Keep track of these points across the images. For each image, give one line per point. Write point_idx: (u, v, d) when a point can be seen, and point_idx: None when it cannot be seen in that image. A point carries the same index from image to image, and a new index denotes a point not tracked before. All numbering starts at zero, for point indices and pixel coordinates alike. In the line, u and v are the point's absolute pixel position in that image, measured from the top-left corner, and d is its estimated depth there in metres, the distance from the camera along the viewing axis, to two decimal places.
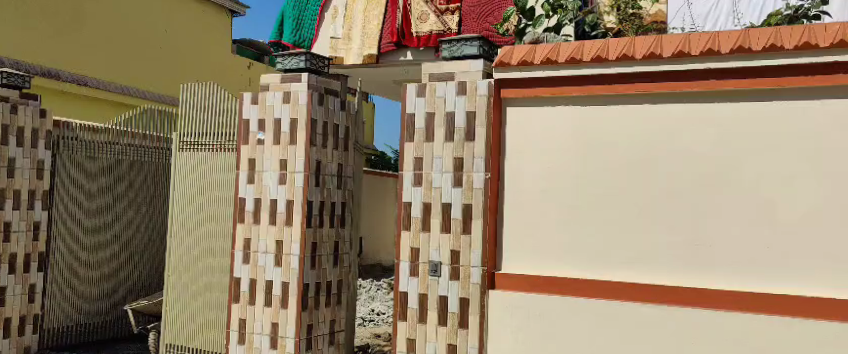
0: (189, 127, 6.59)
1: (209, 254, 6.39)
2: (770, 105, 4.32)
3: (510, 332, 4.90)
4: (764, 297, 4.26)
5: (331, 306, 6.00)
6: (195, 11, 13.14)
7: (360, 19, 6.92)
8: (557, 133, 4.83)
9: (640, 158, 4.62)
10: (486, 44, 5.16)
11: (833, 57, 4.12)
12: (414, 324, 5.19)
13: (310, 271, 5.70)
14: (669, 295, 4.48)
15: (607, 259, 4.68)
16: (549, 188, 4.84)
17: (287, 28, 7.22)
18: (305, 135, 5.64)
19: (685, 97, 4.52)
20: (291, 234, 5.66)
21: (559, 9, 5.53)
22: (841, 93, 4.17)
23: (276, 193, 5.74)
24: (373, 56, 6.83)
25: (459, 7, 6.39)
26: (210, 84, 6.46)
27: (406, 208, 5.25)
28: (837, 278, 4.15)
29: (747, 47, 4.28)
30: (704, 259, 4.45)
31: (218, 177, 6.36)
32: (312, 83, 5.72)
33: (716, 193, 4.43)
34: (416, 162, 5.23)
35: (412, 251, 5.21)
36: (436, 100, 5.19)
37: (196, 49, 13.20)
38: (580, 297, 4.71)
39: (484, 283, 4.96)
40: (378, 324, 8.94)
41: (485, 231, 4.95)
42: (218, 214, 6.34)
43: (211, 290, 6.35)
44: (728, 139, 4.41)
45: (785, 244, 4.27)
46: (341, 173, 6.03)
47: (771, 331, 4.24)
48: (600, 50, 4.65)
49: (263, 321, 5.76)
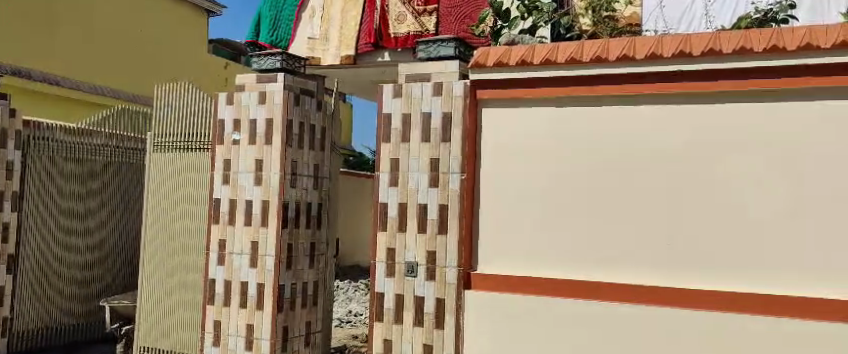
0: (163, 127, 6.55)
1: (182, 255, 6.34)
2: (743, 107, 4.37)
3: (488, 331, 4.92)
4: (750, 297, 4.30)
5: (308, 307, 5.98)
6: (173, 11, 13.02)
7: (337, 19, 6.87)
8: (536, 134, 4.85)
9: (617, 159, 4.65)
10: (461, 45, 5.20)
11: (800, 60, 4.18)
12: (391, 325, 5.19)
13: (286, 272, 5.68)
14: (649, 294, 4.52)
15: (584, 259, 4.71)
16: (526, 189, 4.86)
17: (263, 27, 7.07)
18: (281, 135, 5.63)
19: (659, 99, 4.56)
20: (267, 235, 5.64)
21: (534, 10, 5.57)
22: (812, 95, 4.24)
23: (252, 193, 5.71)
24: (350, 57, 6.76)
25: (436, 8, 6.42)
26: (184, 84, 6.42)
27: (382, 209, 5.25)
28: (814, 278, 4.21)
29: (718, 49, 4.33)
30: (679, 259, 4.49)
31: (193, 178, 6.33)
32: (288, 84, 5.71)
33: (691, 193, 4.48)
34: (392, 163, 5.23)
35: (388, 251, 5.22)
36: (413, 100, 5.20)
37: (171, 50, 13.08)
38: (558, 297, 4.73)
39: (460, 283, 4.97)
40: (355, 325, 8.93)
41: (461, 232, 4.97)
42: (193, 215, 6.31)
43: (184, 292, 6.31)
44: (702, 140, 4.46)
45: (759, 244, 4.33)
46: (317, 174, 6.02)
47: (747, 331, 4.29)
48: (575, 52, 4.68)
49: (238, 323, 5.73)
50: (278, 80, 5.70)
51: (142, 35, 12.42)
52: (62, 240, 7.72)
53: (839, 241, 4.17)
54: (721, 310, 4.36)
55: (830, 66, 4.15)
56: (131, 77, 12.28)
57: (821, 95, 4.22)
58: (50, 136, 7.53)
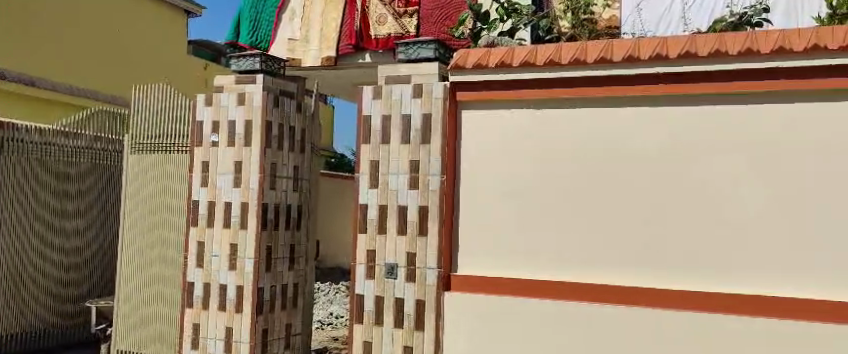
0: (140, 129, 6.50)
1: (160, 257, 6.31)
2: (719, 109, 4.42)
3: (467, 333, 4.93)
4: (723, 297, 4.35)
5: (287, 309, 5.96)
6: (152, 12, 12.93)
7: (318, 20, 6.87)
8: (515, 135, 4.87)
9: (595, 160, 4.67)
10: (441, 47, 5.21)
11: (774, 63, 4.23)
12: (371, 327, 5.19)
13: (265, 274, 5.66)
14: (625, 295, 4.55)
15: (562, 260, 4.73)
16: (505, 190, 4.88)
17: (243, 27, 6.94)
18: (260, 137, 5.61)
19: (636, 101, 4.60)
20: (246, 238, 5.62)
21: (514, 13, 5.61)
22: (787, 98, 4.29)
23: (230, 196, 5.69)
24: (331, 58, 6.74)
25: (417, 9, 6.42)
26: (162, 86, 6.39)
27: (361, 211, 5.25)
28: (787, 278, 4.26)
29: (694, 52, 4.38)
30: (655, 259, 4.53)
31: (171, 180, 6.29)
32: (267, 85, 5.70)
33: (668, 195, 4.51)
34: (372, 165, 5.23)
35: (367, 254, 5.21)
36: (392, 102, 5.20)
37: (149, 50, 12.99)
38: (537, 298, 4.75)
39: (440, 285, 4.98)
40: (335, 327, 8.92)
41: (441, 234, 4.98)
42: (171, 217, 6.28)
43: (163, 295, 6.27)
44: (678, 142, 4.50)
45: (735, 244, 4.37)
46: (297, 176, 6.00)
47: (723, 331, 4.33)
48: (553, 54, 4.71)
49: (216, 326, 5.70)
50: (257, 81, 5.69)
51: (120, 35, 12.32)
52: (40, 244, 7.64)
53: (812, 242, 4.22)
54: (696, 310, 4.40)
55: (804, 69, 4.20)
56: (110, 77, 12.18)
57: (795, 97, 4.27)
58: (27, 138, 7.43)
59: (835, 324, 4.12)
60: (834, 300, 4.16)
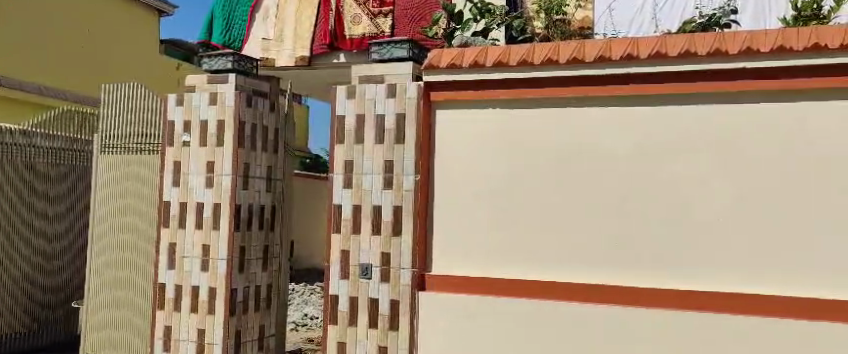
0: (110, 129, 6.43)
1: (130, 259, 6.24)
2: (686, 109, 4.47)
3: (440, 333, 4.94)
4: (696, 294, 4.40)
5: (261, 311, 5.92)
6: (125, 11, 12.72)
7: (292, 20, 6.81)
8: (488, 135, 4.89)
9: (566, 160, 4.70)
10: (415, 47, 5.24)
11: (741, 63, 4.29)
12: (345, 327, 5.17)
13: (238, 276, 5.62)
14: (596, 294, 4.59)
15: (534, 259, 4.75)
16: (480, 189, 4.89)
17: (216, 27, 6.87)
18: (232, 136, 5.57)
19: (606, 101, 4.64)
20: (219, 238, 5.57)
21: (487, 13, 5.62)
22: (755, 98, 4.34)
23: (202, 196, 5.64)
24: (305, 58, 6.71)
25: (392, 10, 6.44)
26: (133, 85, 6.32)
27: (336, 210, 5.23)
28: (758, 275, 4.32)
29: (664, 52, 4.42)
30: (625, 258, 4.57)
31: (142, 180, 6.23)
32: (239, 84, 5.68)
33: (639, 194, 4.56)
34: (346, 165, 5.21)
35: (342, 253, 5.20)
36: (366, 101, 5.19)
37: (120, 50, 12.69)
38: (513, 297, 4.77)
39: (414, 284, 4.98)
40: (309, 328, 8.89)
41: (415, 233, 4.98)
42: (142, 218, 6.20)
43: (134, 296, 6.20)
44: (649, 141, 4.54)
45: (703, 242, 4.43)
46: (270, 176, 5.96)
47: (695, 328, 4.38)
48: (526, 54, 4.73)
49: (188, 327, 5.65)
50: (229, 80, 5.68)
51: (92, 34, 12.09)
52: (18, 248, 7.41)
53: (783, 239, 4.28)
54: (669, 307, 4.45)
55: (772, 70, 4.26)
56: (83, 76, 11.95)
57: (764, 98, 4.33)
58: (8, 139, 7.19)
59: (805, 320, 4.18)
60: (805, 296, 4.22)
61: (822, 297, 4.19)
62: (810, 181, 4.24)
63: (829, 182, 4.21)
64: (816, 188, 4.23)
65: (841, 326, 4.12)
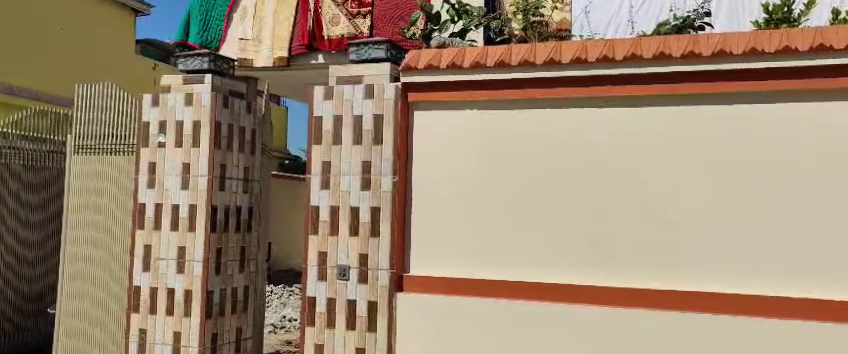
0: (84, 130, 6.36)
1: (105, 262, 6.18)
2: (661, 110, 4.51)
3: (418, 332, 4.94)
4: (663, 294, 4.45)
5: (238, 313, 5.89)
6: (106, 13, 12.51)
7: (270, 20, 6.76)
8: (464, 136, 4.89)
9: (544, 161, 4.73)
10: (392, 48, 5.24)
11: (715, 65, 4.33)
12: (323, 330, 5.15)
13: (215, 277, 5.58)
14: (572, 294, 4.61)
15: (512, 260, 4.77)
16: (457, 190, 4.89)
17: (193, 27, 6.84)
18: (209, 137, 5.53)
19: (582, 102, 4.66)
20: (195, 240, 5.53)
21: (464, 14, 5.60)
22: (728, 99, 4.39)
23: (178, 197, 5.59)
24: (284, 58, 6.66)
25: (370, 10, 6.45)
26: (110, 85, 6.26)
27: (313, 211, 5.21)
28: (732, 275, 4.36)
29: (639, 54, 4.45)
30: (602, 258, 4.60)
31: (116, 182, 6.15)
32: (215, 85, 5.66)
33: (614, 194, 4.59)
34: (324, 166, 5.20)
35: (319, 255, 5.18)
36: (344, 102, 5.18)
37: (94, 50, 12.28)
38: (478, 297, 4.80)
39: (392, 286, 4.98)
40: (288, 331, 8.84)
41: (393, 233, 4.97)
42: (116, 220, 6.14)
43: (109, 297, 6.13)
44: (624, 142, 4.57)
45: (678, 242, 4.47)
46: (247, 177, 5.93)
47: (668, 328, 4.42)
48: (503, 55, 4.74)
49: (164, 330, 5.60)
50: (205, 81, 5.65)
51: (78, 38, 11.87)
52: None
53: (754, 239, 4.34)
54: (636, 306, 4.49)
55: (743, 72, 4.30)
56: (68, 80, 11.73)
57: (737, 99, 4.37)
58: None
59: (777, 319, 4.24)
60: (776, 295, 4.27)
61: (792, 296, 4.24)
62: (781, 181, 4.29)
63: (799, 182, 4.26)
64: (787, 188, 4.28)
65: (811, 325, 4.18)
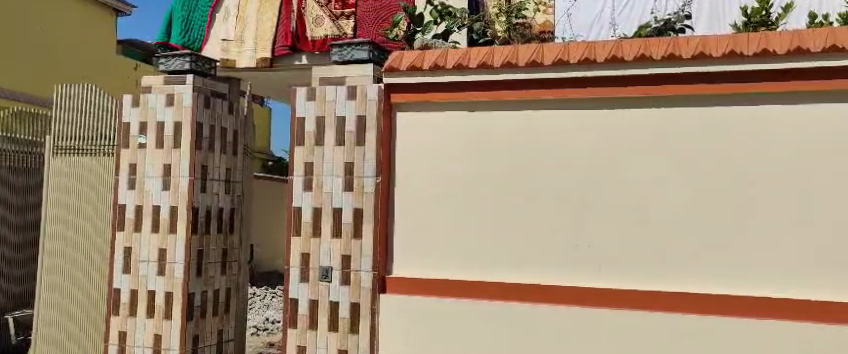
0: (63, 131, 6.30)
1: (85, 264, 6.13)
2: (642, 112, 4.53)
3: (400, 335, 4.93)
4: (632, 294, 4.49)
5: (219, 315, 5.85)
6: (86, 12, 12.38)
7: (253, 20, 6.69)
8: (444, 136, 4.90)
9: (526, 163, 4.73)
10: (376, 49, 5.22)
11: (696, 67, 4.35)
12: (305, 332, 5.13)
13: (196, 280, 5.54)
14: (553, 295, 4.62)
15: (494, 261, 4.78)
16: (440, 192, 4.89)
17: (175, 27, 6.83)
18: (190, 138, 5.50)
19: (563, 104, 4.67)
20: (176, 242, 5.49)
21: (447, 16, 5.60)
22: (706, 100, 4.42)
23: (159, 199, 5.55)
24: (267, 59, 6.58)
25: (354, 12, 6.47)
26: (91, 86, 6.21)
27: (296, 213, 5.19)
28: (713, 276, 4.39)
29: (620, 56, 4.46)
30: (583, 259, 4.61)
31: (96, 184, 6.10)
32: (197, 86, 5.60)
33: (596, 196, 4.60)
34: (306, 167, 5.18)
35: (302, 257, 5.16)
36: (327, 103, 5.16)
37: (73, 50, 12.13)
38: (441, 296, 4.84)
39: (374, 287, 4.96)
40: (271, 333, 8.80)
41: (375, 235, 4.96)
42: (96, 222, 6.08)
43: (89, 300, 6.07)
44: (605, 144, 4.59)
45: (659, 243, 4.49)
46: (229, 178, 5.91)
47: (642, 327, 4.45)
48: (486, 57, 4.75)
49: (145, 333, 5.55)
50: (186, 81, 5.60)
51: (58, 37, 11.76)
52: None
53: (731, 239, 4.37)
54: (606, 306, 4.53)
55: (722, 74, 4.33)
56: (49, 81, 11.60)
57: (715, 100, 4.40)
58: None
59: (756, 319, 4.26)
60: (750, 294, 4.30)
61: (767, 296, 4.27)
62: (756, 181, 4.33)
63: (774, 182, 4.30)
64: (762, 188, 4.32)
65: (786, 324, 4.21)
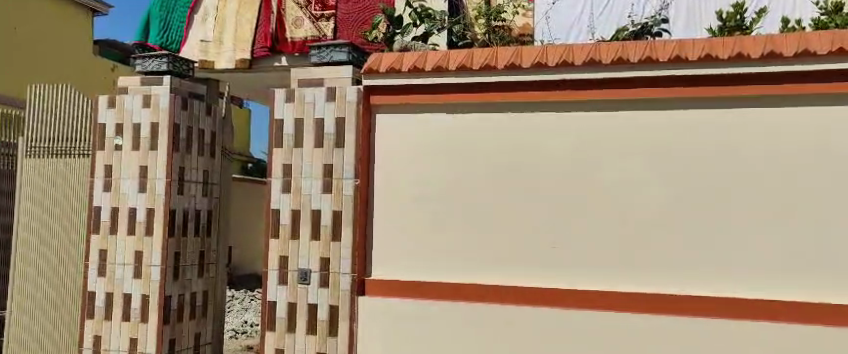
0: (37, 133, 6.23)
1: (58, 267, 6.04)
2: (620, 115, 4.55)
3: (379, 337, 4.90)
4: (604, 294, 4.52)
5: (196, 318, 5.80)
6: (60, 12, 12.20)
7: (232, 22, 6.62)
8: (423, 139, 4.88)
9: (505, 165, 4.74)
10: (355, 50, 5.21)
11: (673, 71, 4.37)
12: (283, 334, 5.11)
13: (172, 283, 5.49)
14: (533, 297, 4.63)
15: (473, 263, 4.78)
16: (418, 194, 4.87)
17: (153, 27, 6.76)
18: (166, 140, 5.45)
19: (542, 106, 4.69)
20: (153, 245, 5.44)
21: (427, 18, 5.58)
22: (682, 103, 4.45)
23: (135, 201, 5.50)
24: (246, 61, 6.52)
25: (334, 13, 6.44)
26: (66, 88, 6.15)
27: (274, 215, 5.17)
28: (690, 277, 4.42)
29: (598, 60, 4.48)
30: (561, 261, 4.63)
31: (69, 186, 6.03)
32: (174, 87, 5.55)
33: (575, 198, 4.61)
34: (285, 169, 5.16)
35: (280, 259, 5.14)
36: (305, 106, 5.15)
37: (48, 50, 11.96)
38: (385, 297, 4.89)
39: (354, 290, 4.95)
40: (249, 336, 8.74)
41: (355, 237, 4.96)
42: (70, 224, 6.01)
43: (63, 302, 5.99)
44: (584, 146, 4.60)
45: (637, 245, 4.51)
46: (207, 180, 5.86)
47: (615, 327, 4.48)
48: (465, 59, 4.74)
49: (120, 336, 5.49)
50: (163, 82, 5.55)
51: (35, 37, 11.63)
52: None
53: (704, 240, 4.40)
54: (575, 307, 4.56)
55: (698, 77, 4.35)
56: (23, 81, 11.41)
57: (690, 103, 4.42)
58: None
59: (734, 320, 4.30)
60: (720, 295, 4.35)
61: (737, 297, 4.32)
62: (730, 183, 4.36)
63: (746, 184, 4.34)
64: (734, 190, 4.36)
65: (758, 325, 4.25)
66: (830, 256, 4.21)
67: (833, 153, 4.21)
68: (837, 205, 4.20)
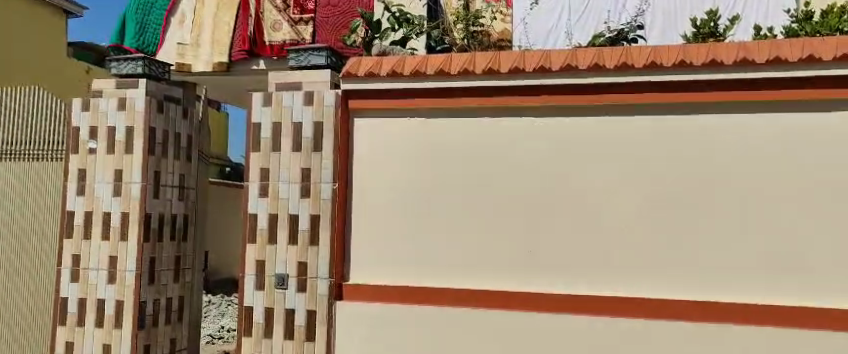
0: (7, 136, 6.13)
1: (28, 272, 5.97)
2: (598, 120, 4.57)
3: (357, 341, 4.89)
4: (581, 299, 4.54)
5: (172, 323, 5.75)
6: (33, 13, 12.03)
7: (209, 25, 6.59)
8: (402, 143, 4.89)
9: (484, 170, 4.75)
10: (333, 55, 5.18)
11: (649, 76, 4.39)
12: (259, 339, 5.06)
13: (147, 287, 5.44)
14: (511, 301, 4.64)
15: (452, 267, 4.78)
16: (397, 198, 4.88)
17: (128, 30, 6.69)
18: (142, 143, 5.40)
19: (520, 112, 4.70)
20: (127, 250, 5.37)
21: (405, 23, 5.58)
22: (659, 108, 4.48)
23: (110, 206, 5.43)
24: (224, 64, 6.49)
25: (313, 17, 6.42)
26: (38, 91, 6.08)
27: (251, 220, 5.13)
28: (667, 281, 4.45)
29: (575, 65, 4.49)
30: (540, 265, 4.64)
31: (41, 190, 5.96)
32: (149, 90, 5.50)
33: (554, 203, 4.63)
34: (262, 173, 5.12)
35: (257, 263, 5.10)
36: (283, 109, 5.11)
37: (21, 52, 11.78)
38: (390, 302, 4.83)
39: (331, 294, 4.93)
40: (226, 341, 8.66)
41: (332, 241, 4.93)
42: (41, 228, 5.95)
43: (34, 308, 5.93)
44: (562, 151, 4.62)
45: (615, 249, 4.53)
46: (183, 184, 5.82)
47: (592, 330, 4.50)
48: (443, 64, 4.73)
49: (94, 342, 5.40)
50: (138, 85, 5.49)
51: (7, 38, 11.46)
52: None
53: (680, 244, 4.44)
54: (554, 311, 4.57)
55: (674, 83, 4.39)
56: None
57: (666, 109, 4.46)
58: None
59: (711, 323, 4.33)
60: (695, 299, 4.38)
61: (713, 300, 4.36)
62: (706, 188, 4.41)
63: (720, 189, 4.39)
64: (709, 195, 4.40)
65: (734, 328, 4.29)
66: (804, 259, 4.25)
67: (806, 158, 4.26)
68: (810, 210, 4.25)
